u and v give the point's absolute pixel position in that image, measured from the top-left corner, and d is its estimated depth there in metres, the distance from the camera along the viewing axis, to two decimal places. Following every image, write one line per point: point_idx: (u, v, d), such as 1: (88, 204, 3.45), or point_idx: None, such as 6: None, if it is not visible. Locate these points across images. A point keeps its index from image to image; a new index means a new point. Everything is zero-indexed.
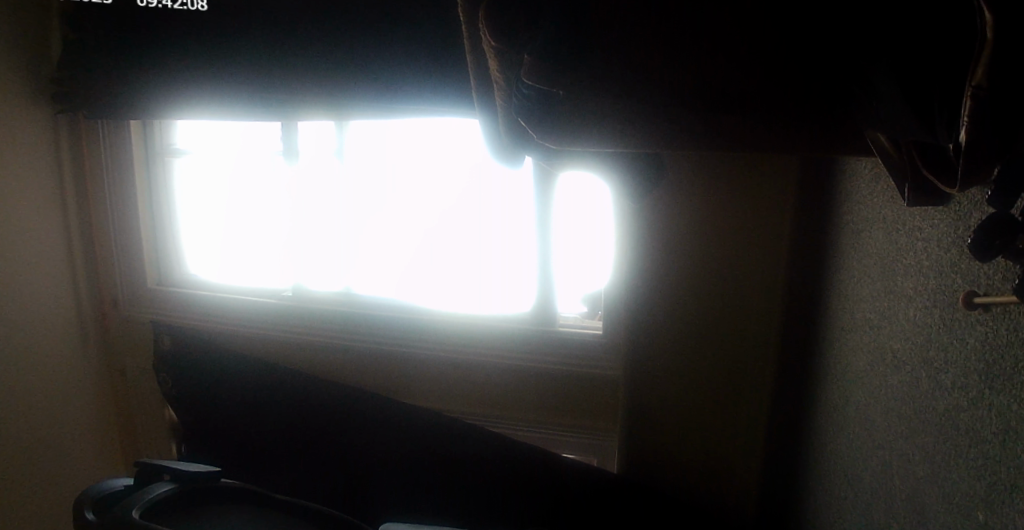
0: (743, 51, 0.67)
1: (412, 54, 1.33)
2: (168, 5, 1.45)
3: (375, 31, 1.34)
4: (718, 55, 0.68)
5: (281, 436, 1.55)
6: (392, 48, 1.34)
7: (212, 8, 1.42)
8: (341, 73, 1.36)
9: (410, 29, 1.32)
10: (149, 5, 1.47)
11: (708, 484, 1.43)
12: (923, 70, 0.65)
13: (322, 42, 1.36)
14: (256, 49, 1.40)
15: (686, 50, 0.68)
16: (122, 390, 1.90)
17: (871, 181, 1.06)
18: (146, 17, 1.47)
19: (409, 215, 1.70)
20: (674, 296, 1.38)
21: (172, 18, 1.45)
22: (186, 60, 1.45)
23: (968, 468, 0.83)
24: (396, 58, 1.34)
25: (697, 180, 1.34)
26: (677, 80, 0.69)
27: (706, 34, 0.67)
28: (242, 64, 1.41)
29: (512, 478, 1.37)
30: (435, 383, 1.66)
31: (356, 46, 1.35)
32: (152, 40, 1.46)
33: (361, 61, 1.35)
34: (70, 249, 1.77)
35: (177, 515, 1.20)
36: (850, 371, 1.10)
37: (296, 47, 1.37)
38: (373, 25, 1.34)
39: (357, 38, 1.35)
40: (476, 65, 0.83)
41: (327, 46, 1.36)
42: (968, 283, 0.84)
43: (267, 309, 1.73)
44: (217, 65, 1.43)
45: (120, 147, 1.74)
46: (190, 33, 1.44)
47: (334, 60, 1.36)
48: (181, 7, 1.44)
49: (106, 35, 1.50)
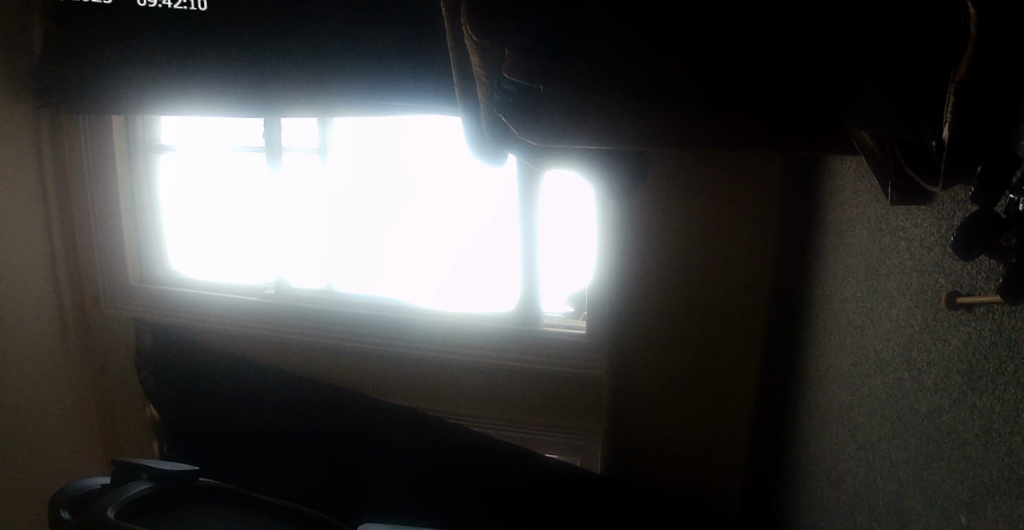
0: (726, 44, 0.65)
1: (399, 47, 1.32)
2: (168, 5, 1.43)
3: (367, 29, 1.32)
4: (705, 49, 0.66)
5: (262, 434, 1.54)
6: (378, 44, 1.32)
7: (212, 7, 1.39)
8: (327, 71, 1.35)
9: (396, 25, 1.31)
10: (149, 5, 1.44)
11: (691, 486, 1.42)
12: (907, 71, 0.65)
13: (308, 39, 1.35)
14: (245, 46, 1.38)
15: (664, 47, 0.66)
16: (103, 388, 1.88)
17: (856, 180, 1.04)
18: (145, 16, 1.45)
19: (392, 210, 1.69)
20: (659, 296, 1.37)
21: (171, 17, 1.43)
22: (177, 56, 1.43)
23: (950, 470, 0.81)
24: (383, 55, 1.33)
25: (679, 178, 1.33)
26: (662, 70, 0.67)
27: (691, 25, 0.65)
28: (233, 60, 1.39)
29: (491, 476, 1.36)
30: (418, 382, 1.65)
31: (345, 42, 1.33)
32: (144, 37, 1.45)
33: (347, 58, 1.34)
34: (53, 245, 1.76)
35: (152, 515, 1.18)
36: (833, 372, 1.09)
37: (286, 45, 1.36)
38: (361, 20, 1.32)
39: (346, 36, 1.33)
40: (458, 59, 0.81)
41: (314, 42, 1.35)
42: (950, 282, 0.82)
43: (251, 307, 1.72)
44: (202, 63, 1.41)
45: (105, 143, 1.73)
46: (185, 31, 1.42)
47: (320, 56, 1.35)
48: (181, 7, 1.42)
49: (97, 32, 1.49)
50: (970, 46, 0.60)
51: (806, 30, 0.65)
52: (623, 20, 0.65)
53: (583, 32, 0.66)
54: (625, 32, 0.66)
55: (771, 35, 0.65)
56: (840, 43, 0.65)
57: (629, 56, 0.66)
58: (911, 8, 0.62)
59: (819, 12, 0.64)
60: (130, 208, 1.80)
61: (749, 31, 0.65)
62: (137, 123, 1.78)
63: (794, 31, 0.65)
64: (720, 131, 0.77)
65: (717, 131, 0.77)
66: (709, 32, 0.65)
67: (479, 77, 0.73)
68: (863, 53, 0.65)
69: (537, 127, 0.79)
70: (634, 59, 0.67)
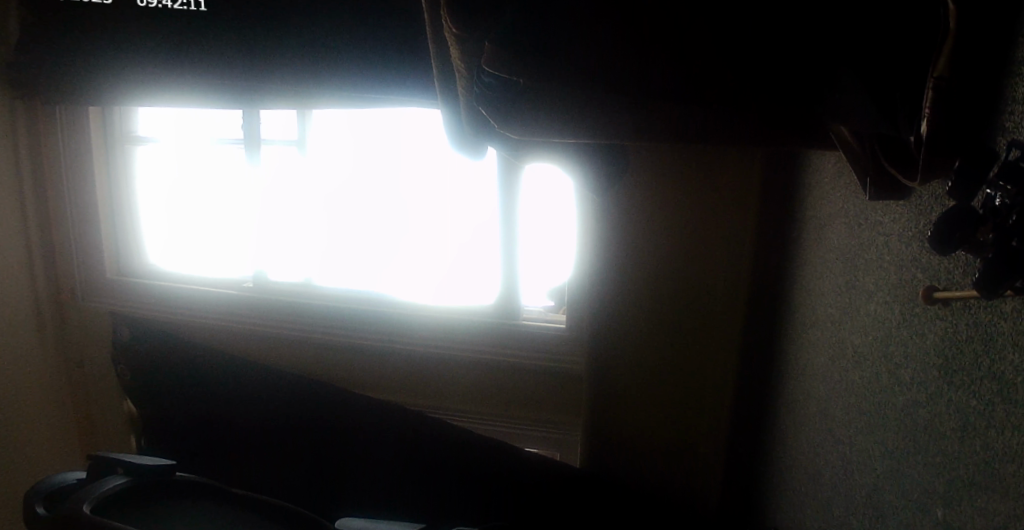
0: (714, 43, 0.65)
1: (387, 45, 1.31)
2: (168, 5, 1.40)
3: (360, 26, 1.31)
4: (697, 47, 0.65)
5: (238, 429, 1.53)
6: (368, 42, 1.31)
7: (211, 8, 1.37)
8: (316, 68, 1.34)
9: (386, 24, 1.30)
10: (148, 5, 1.41)
11: (670, 482, 1.42)
12: (889, 66, 0.64)
13: (295, 34, 1.33)
14: (233, 42, 1.36)
15: (652, 47, 0.65)
16: (78, 382, 1.87)
17: (835, 176, 1.04)
18: (145, 16, 1.42)
19: (374, 205, 1.68)
20: (636, 292, 1.37)
21: (170, 18, 1.40)
22: (164, 51, 1.41)
23: (926, 464, 0.81)
24: (372, 51, 1.32)
25: (659, 173, 1.33)
26: (643, 70, 0.67)
27: (688, 28, 0.65)
28: (220, 55, 1.38)
29: (471, 470, 1.37)
30: (396, 376, 1.64)
31: (334, 39, 1.32)
32: (135, 34, 1.43)
33: (335, 56, 1.32)
34: (28, 237, 1.74)
35: (128, 508, 1.18)
36: (813, 368, 1.09)
37: (275, 41, 1.34)
38: (351, 19, 1.31)
39: (335, 34, 1.32)
40: (436, 55, 0.81)
41: (301, 39, 1.33)
42: (927, 276, 0.82)
43: (230, 302, 1.72)
44: (191, 57, 1.40)
45: (82, 135, 1.72)
46: (183, 30, 1.39)
47: (308, 52, 1.33)
48: (181, 7, 1.39)
49: (86, 28, 1.46)
50: (948, 41, 0.60)
51: (787, 29, 0.64)
52: (606, 21, 0.65)
53: (568, 31, 0.65)
54: (605, 28, 0.65)
55: (753, 33, 0.65)
56: (822, 43, 0.64)
57: (609, 60, 0.66)
58: (892, 8, 0.63)
59: (799, 13, 0.64)
60: (108, 200, 1.79)
61: (735, 28, 0.64)
62: (115, 114, 1.77)
63: (774, 31, 0.64)
64: (695, 128, 0.76)
65: (696, 126, 0.76)
66: (698, 30, 0.64)
67: (461, 69, 0.72)
68: (842, 50, 0.64)
69: (517, 121, 0.78)
70: (614, 55, 0.66)
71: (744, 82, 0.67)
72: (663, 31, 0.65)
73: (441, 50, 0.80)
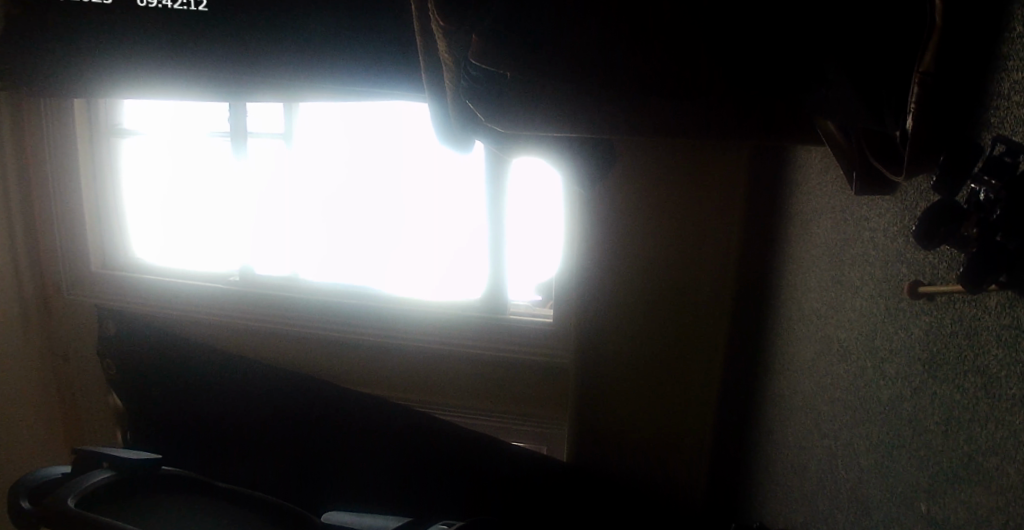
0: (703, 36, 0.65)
1: (382, 43, 1.30)
2: (168, 5, 1.38)
3: (358, 26, 1.30)
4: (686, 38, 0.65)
5: (223, 423, 1.53)
6: (366, 40, 1.30)
7: (212, 8, 1.35)
8: (317, 67, 1.32)
9: (382, 22, 1.29)
10: (149, 5, 1.39)
11: (655, 476, 1.42)
12: (873, 62, 0.63)
13: (294, 34, 1.32)
14: (229, 38, 1.35)
15: (642, 41, 0.65)
16: (64, 376, 1.85)
17: (822, 171, 1.04)
18: (145, 16, 1.40)
19: (362, 199, 1.68)
20: (622, 286, 1.36)
21: (172, 18, 1.38)
22: (161, 46, 1.39)
23: (910, 457, 0.81)
24: (370, 48, 1.31)
25: (646, 167, 1.33)
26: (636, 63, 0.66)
27: (684, 26, 0.64)
28: (213, 50, 1.36)
29: (459, 465, 1.37)
30: (384, 370, 1.64)
31: (328, 37, 1.31)
32: (132, 32, 1.41)
33: (333, 53, 1.32)
34: (13, 229, 1.73)
35: (113, 505, 1.17)
36: (799, 362, 1.09)
37: (269, 38, 1.33)
38: (348, 17, 1.30)
39: (335, 33, 1.31)
40: (423, 49, 0.80)
41: (302, 39, 1.32)
42: (911, 271, 0.82)
43: (215, 294, 1.72)
44: (186, 50, 1.38)
45: (70, 129, 1.71)
46: (185, 30, 1.37)
47: (307, 51, 1.32)
48: (182, 7, 1.37)
49: (82, 26, 1.44)
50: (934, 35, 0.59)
51: (773, 23, 0.64)
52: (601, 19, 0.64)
53: (558, 28, 0.64)
54: (597, 25, 0.64)
55: (740, 27, 0.64)
56: (808, 37, 0.64)
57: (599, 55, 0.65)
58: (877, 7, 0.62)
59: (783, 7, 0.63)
60: (93, 194, 1.79)
61: (720, 21, 0.64)
62: (100, 106, 1.76)
63: (758, 25, 0.64)
64: (681, 123, 0.76)
65: (681, 119, 0.75)
66: (688, 26, 0.64)
67: (448, 61, 0.73)
68: (828, 44, 0.64)
69: (502, 114, 0.78)
70: (605, 50, 0.65)
71: (730, 75, 0.67)
72: (655, 27, 0.64)
73: (429, 43, 0.79)
